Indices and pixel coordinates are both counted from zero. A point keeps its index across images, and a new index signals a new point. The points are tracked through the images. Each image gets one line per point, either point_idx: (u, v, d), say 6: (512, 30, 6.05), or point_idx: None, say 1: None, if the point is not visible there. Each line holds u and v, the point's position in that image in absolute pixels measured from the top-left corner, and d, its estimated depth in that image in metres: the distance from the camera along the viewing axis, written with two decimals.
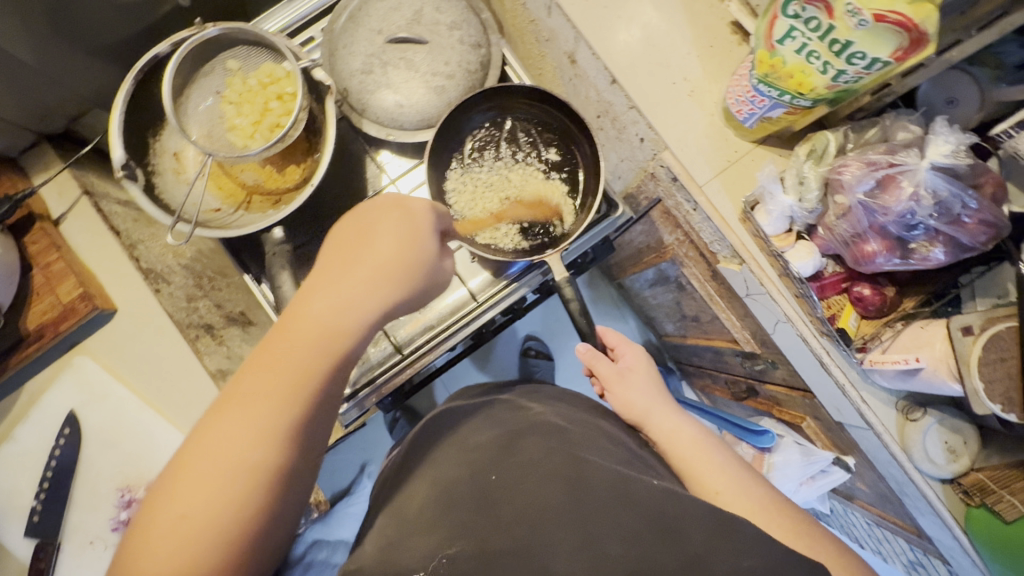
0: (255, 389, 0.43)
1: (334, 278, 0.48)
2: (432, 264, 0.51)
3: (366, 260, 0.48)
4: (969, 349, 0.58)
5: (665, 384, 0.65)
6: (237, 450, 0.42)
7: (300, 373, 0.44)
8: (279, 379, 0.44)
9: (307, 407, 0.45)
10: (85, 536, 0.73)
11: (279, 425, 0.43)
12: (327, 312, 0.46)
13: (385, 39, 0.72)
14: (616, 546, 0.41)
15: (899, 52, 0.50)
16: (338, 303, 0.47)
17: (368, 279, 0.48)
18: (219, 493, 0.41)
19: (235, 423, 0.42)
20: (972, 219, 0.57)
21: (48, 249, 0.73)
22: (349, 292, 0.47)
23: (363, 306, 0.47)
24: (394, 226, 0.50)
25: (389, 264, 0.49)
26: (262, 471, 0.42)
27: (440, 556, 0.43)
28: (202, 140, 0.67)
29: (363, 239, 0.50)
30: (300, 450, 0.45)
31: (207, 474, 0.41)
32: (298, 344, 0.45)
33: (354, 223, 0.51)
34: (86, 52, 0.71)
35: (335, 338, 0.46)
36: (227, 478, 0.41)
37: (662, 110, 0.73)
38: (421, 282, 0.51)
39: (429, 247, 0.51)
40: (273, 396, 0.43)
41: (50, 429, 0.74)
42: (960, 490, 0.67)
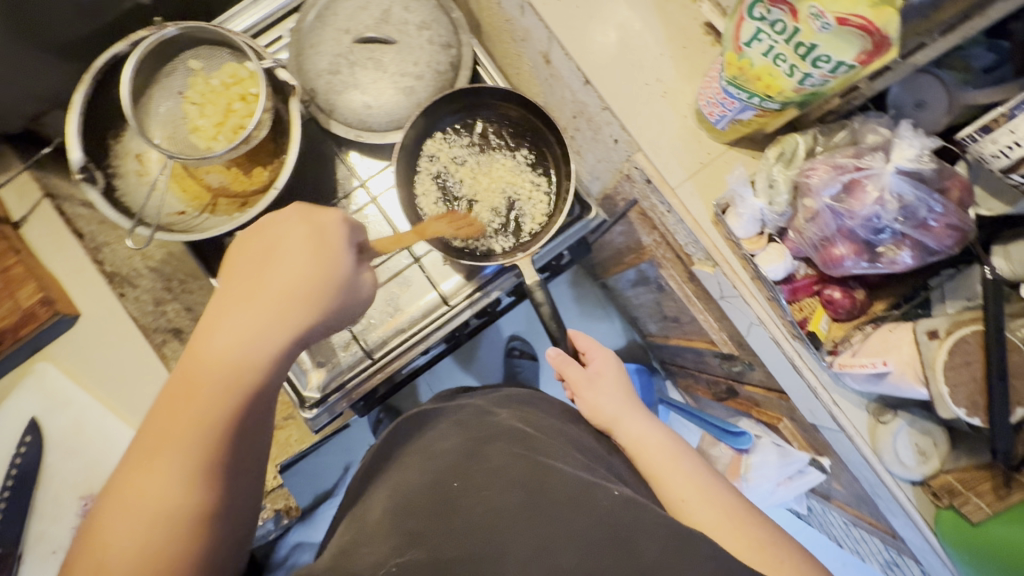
0: (165, 431, 0.44)
1: (240, 311, 0.48)
2: (342, 282, 0.52)
3: (268, 291, 0.49)
4: (934, 354, 0.58)
5: (634, 389, 0.65)
6: (159, 494, 0.43)
7: (212, 409, 0.45)
8: (193, 418, 0.45)
9: (223, 439, 0.45)
10: (47, 546, 0.71)
11: (196, 463, 0.44)
12: (236, 347, 0.47)
13: (353, 39, 0.71)
14: (568, 559, 0.40)
15: (863, 56, 0.50)
16: (245, 335, 0.47)
17: (274, 305, 0.49)
18: (142, 537, 0.42)
19: (150, 472, 0.43)
20: (938, 223, 0.58)
21: (5, 253, 0.71)
22: (254, 323, 0.48)
23: (273, 334, 0.48)
24: (298, 250, 0.51)
25: (295, 289, 0.49)
26: (184, 509, 0.44)
27: (389, 565, 0.42)
28: (164, 141, 0.66)
29: (267, 266, 0.50)
30: (225, 482, 0.46)
31: (128, 529, 0.42)
32: (208, 381, 0.46)
33: (258, 250, 0.51)
34: (46, 50, 0.69)
35: (246, 369, 0.47)
36: (147, 521, 0.42)
37: (635, 111, 0.73)
38: (332, 301, 0.51)
39: (337, 265, 0.52)
40: (186, 435, 0.44)
41: (11, 437, 0.72)
42: (930, 492, 0.67)
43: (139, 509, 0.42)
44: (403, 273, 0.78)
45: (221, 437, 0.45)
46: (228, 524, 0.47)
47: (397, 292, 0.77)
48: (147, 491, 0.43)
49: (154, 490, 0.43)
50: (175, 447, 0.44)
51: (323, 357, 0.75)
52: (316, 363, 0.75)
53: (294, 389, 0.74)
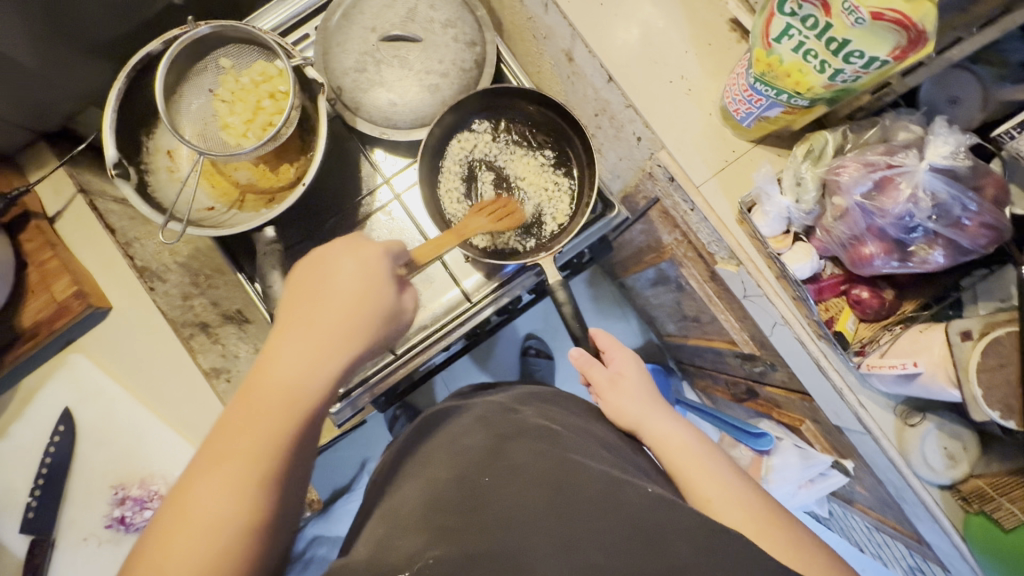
0: (230, 443, 0.42)
1: (301, 327, 0.48)
2: (391, 308, 0.53)
3: (327, 307, 0.49)
4: (967, 356, 0.57)
5: (655, 387, 0.65)
6: (220, 507, 0.40)
7: (273, 432, 0.43)
8: (254, 440, 0.43)
9: (283, 462, 0.43)
10: (80, 532, 0.73)
11: (257, 476, 0.42)
12: (298, 364, 0.46)
13: (379, 38, 0.72)
14: (599, 555, 0.40)
15: (897, 51, 0.49)
16: (307, 359, 0.47)
17: (331, 330, 0.49)
18: (196, 558, 0.39)
19: (213, 484, 0.41)
20: (973, 222, 0.56)
21: (43, 247, 0.74)
22: (315, 339, 0.48)
23: (333, 351, 0.48)
24: (352, 276, 0.52)
25: (353, 307, 0.50)
26: (239, 532, 0.40)
27: (425, 558, 0.41)
28: (195, 139, 0.67)
29: (323, 292, 0.50)
30: (279, 510, 0.43)
31: (186, 543, 0.39)
32: (270, 404, 0.44)
33: (312, 277, 0.52)
34: (81, 49, 0.71)
35: (306, 393, 0.46)
36: (204, 545, 0.39)
37: (659, 109, 0.72)
38: (381, 328, 0.52)
39: (386, 293, 0.53)
40: (248, 449, 0.42)
41: (45, 427, 0.74)
42: (960, 497, 0.66)
43: (193, 531, 0.39)
44: (426, 269, 0.78)
45: (282, 460, 0.43)
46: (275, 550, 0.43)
47: (419, 289, 0.78)
48: (202, 515, 0.40)
49: (211, 513, 0.40)
50: (238, 468, 0.42)
51: None
52: None
53: None
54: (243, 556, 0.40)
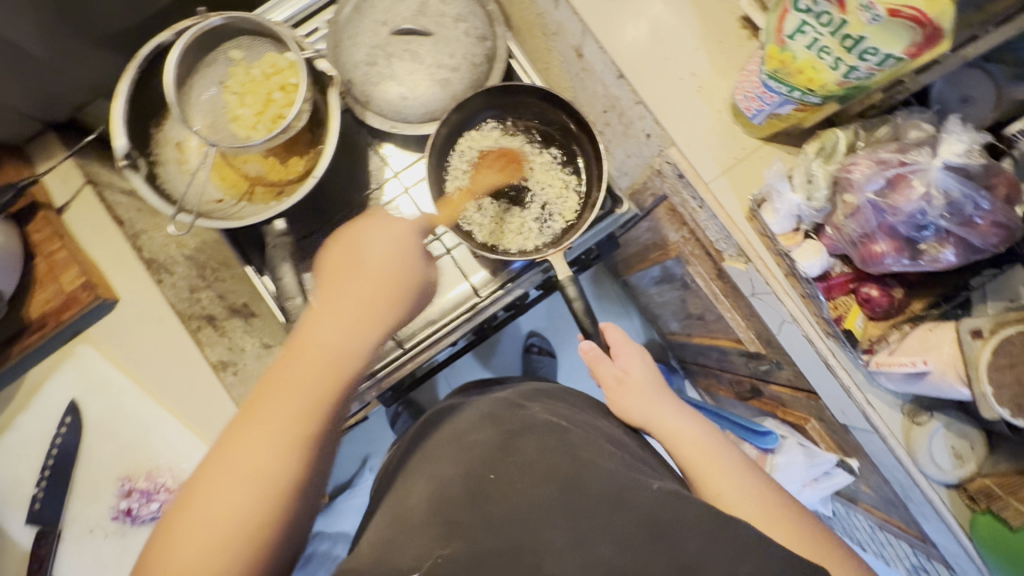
0: (272, 396, 0.43)
1: (338, 293, 0.50)
2: (421, 285, 0.54)
3: (364, 276, 0.51)
4: (977, 352, 0.57)
5: (665, 382, 0.65)
6: (262, 454, 0.41)
7: (315, 393, 0.44)
8: (297, 400, 0.43)
9: (323, 423, 0.44)
10: (84, 525, 0.73)
11: (300, 429, 0.43)
12: (339, 326, 0.47)
13: (390, 30, 0.72)
14: (608, 550, 0.40)
15: (913, 49, 0.49)
16: (346, 328, 0.47)
17: (368, 302, 0.49)
18: (238, 500, 0.40)
19: (257, 432, 0.42)
20: (985, 220, 0.56)
21: (52, 237, 0.74)
22: (350, 305, 0.49)
23: (370, 317, 0.49)
24: (383, 253, 0.53)
25: (388, 279, 0.51)
26: (282, 486, 0.41)
27: (433, 556, 0.41)
28: (206, 129, 0.67)
29: (358, 266, 0.51)
30: (317, 468, 0.44)
31: (231, 484, 0.40)
32: (312, 367, 0.45)
33: (347, 251, 0.53)
34: (89, 40, 0.71)
35: (347, 358, 0.46)
36: (248, 495, 0.40)
37: (669, 106, 0.72)
38: (413, 299, 0.53)
39: (415, 269, 0.54)
40: (291, 403, 0.43)
41: (52, 418, 0.74)
42: (966, 495, 0.66)
43: (238, 482, 0.40)
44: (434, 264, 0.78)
45: (322, 416, 0.44)
46: (310, 501, 0.44)
47: None
48: (247, 464, 0.41)
49: (256, 466, 0.41)
50: (282, 417, 0.43)
51: None
52: None
53: None
54: (283, 507, 0.41)
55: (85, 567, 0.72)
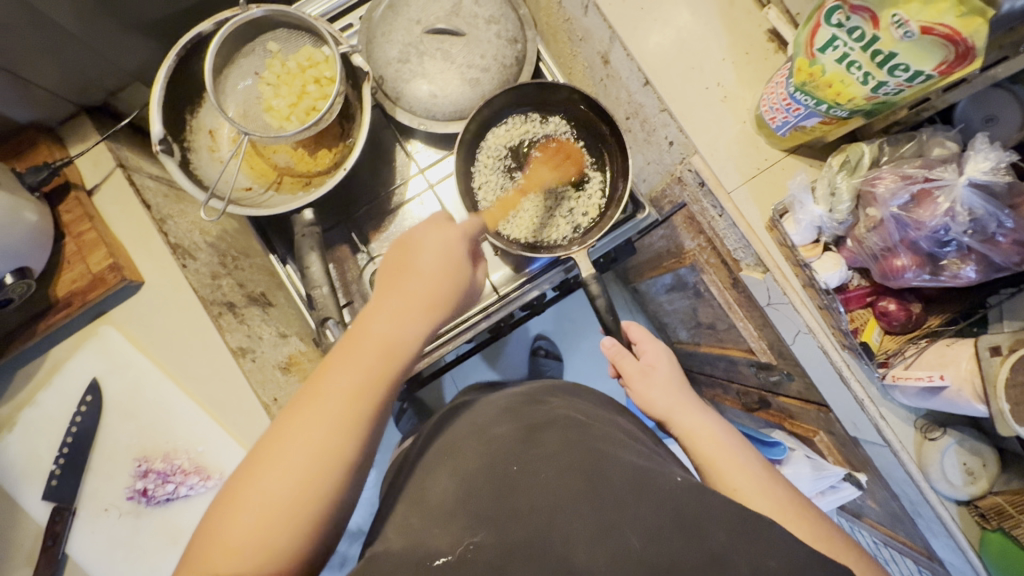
0: (328, 383, 0.43)
1: (393, 291, 0.49)
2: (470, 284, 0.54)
3: (418, 275, 0.50)
4: (996, 370, 0.57)
5: (688, 382, 0.65)
6: (317, 439, 0.41)
7: (370, 375, 0.44)
8: (355, 381, 0.43)
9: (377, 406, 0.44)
10: (100, 503, 0.74)
11: (354, 418, 0.42)
12: (392, 323, 0.47)
13: (423, 30, 0.74)
14: (637, 541, 0.41)
15: (943, 66, 0.49)
16: (404, 316, 0.48)
17: (424, 294, 0.49)
18: (294, 481, 0.40)
19: (312, 418, 0.41)
20: (1007, 238, 0.57)
21: (81, 218, 0.75)
22: (402, 302, 0.48)
23: (420, 314, 0.48)
24: (437, 252, 0.52)
25: (441, 279, 0.51)
26: (336, 464, 0.41)
27: (466, 542, 0.43)
28: (239, 119, 0.70)
29: (417, 261, 0.51)
30: (369, 450, 0.44)
31: (284, 465, 0.40)
32: (368, 352, 0.45)
33: (406, 247, 0.53)
34: (126, 26, 0.72)
35: (402, 344, 0.46)
36: (304, 470, 0.40)
37: (694, 114, 0.73)
38: (460, 299, 0.53)
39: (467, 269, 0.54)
40: (346, 391, 0.43)
41: (72, 396, 0.75)
42: (977, 513, 0.66)
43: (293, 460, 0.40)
44: None
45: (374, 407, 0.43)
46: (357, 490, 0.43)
47: None
48: (305, 440, 0.41)
49: (314, 440, 0.41)
50: (335, 405, 0.42)
51: None
52: None
53: None
54: (336, 484, 0.41)
55: (101, 544, 0.74)
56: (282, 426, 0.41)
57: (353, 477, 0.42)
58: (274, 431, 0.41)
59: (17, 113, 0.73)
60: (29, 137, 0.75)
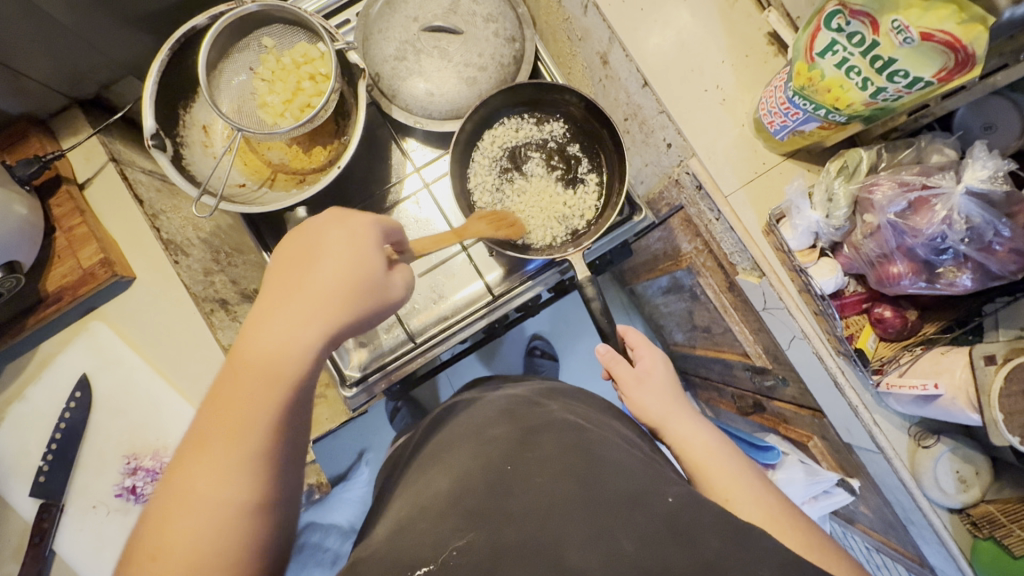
0: (214, 420, 0.41)
1: (282, 303, 0.46)
2: (380, 283, 0.49)
3: (311, 279, 0.47)
4: (990, 380, 0.57)
5: (683, 389, 0.65)
6: (209, 483, 0.39)
7: (258, 403, 0.42)
8: (242, 411, 0.41)
9: (268, 433, 0.42)
10: (89, 500, 0.73)
11: (247, 450, 0.41)
12: (280, 339, 0.44)
13: (420, 27, 0.74)
14: (629, 545, 0.40)
15: (943, 73, 0.49)
16: (291, 330, 0.44)
17: (314, 300, 0.46)
18: (192, 529, 0.38)
19: (201, 460, 0.40)
20: (1003, 247, 0.57)
21: (72, 212, 0.74)
22: (293, 314, 0.45)
23: (314, 323, 0.45)
24: (337, 250, 0.48)
25: (337, 283, 0.47)
26: (235, 503, 0.39)
27: (450, 547, 0.42)
28: (232, 114, 0.68)
29: (307, 268, 0.47)
30: (276, 473, 0.42)
31: (179, 515, 0.38)
32: (254, 372, 0.42)
33: (296, 254, 0.49)
34: (120, 19, 0.71)
35: (291, 362, 0.43)
36: (197, 515, 0.38)
37: (692, 116, 0.73)
38: (369, 298, 0.48)
39: (372, 267, 0.49)
40: (233, 423, 0.41)
41: (61, 392, 0.74)
42: (969, 521, 0.66)
43: (189, 507, 0.39)
44: (450, 261, 0.79)
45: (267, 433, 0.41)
46: (282, 518, 0.42)
47: (441, 278, 0.79)
48: (198, 485, 0.39)
49: (206, 482, 0.39)
50: (223, 440, 0.40)
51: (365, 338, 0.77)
52: (358, 343, 0.77)
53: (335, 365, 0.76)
54: (245, 523, 0.39)
55: (88, 541, 0.73)
56: (175, 473, 0.40)
57: (266, 509, 0.41)
58: (168, 478, 0.40)
59: (8, 105, 0.72)
60: (20, 130, 0.74)
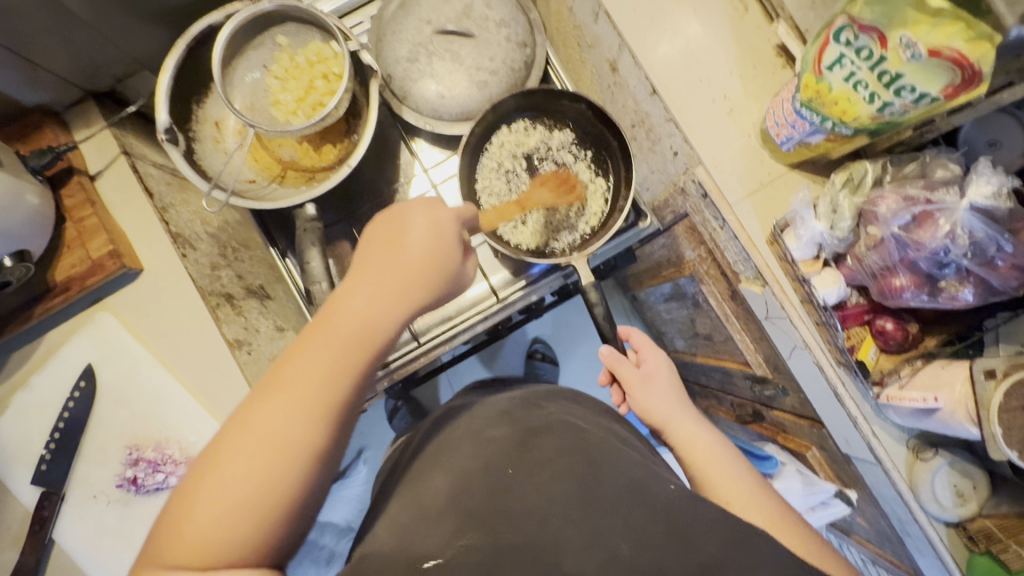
0: (298, 370, 0.40)
1: (374, 273, 0.45)
2: (456, 272, 0.50)
3: (403, 255, 0.46)
4: (989, 395, 0.57)
5: (687, 394, 0.65)
6: (283, 432, 0.38)
7: (345, 362, 0.41)
8: (327, 372, 0.40)
9: (346, 401, 0.41)
10: (89, 489, 0.74)
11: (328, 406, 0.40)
12: (371, 307, 0.43)
13: (433, 30, 0.74)
14: (626, 548, 0.41)
15: (950, 89, 0.49)
16: (383, 300, 0.44)
17: (404, 272, 0.46)
18: (258, 474, 0.37)
19: (278, 404, 0.38)
20: (1006, 263, 0.57)
21: (83, 204, 0.74)
22: (384, 285, 0.45)
23: (402, 298, 0.45)
24: (425, 233, 0.49)
25: (425, 261, 0.47)
26: (302, 461, 0.38)
27: (455, 545, 0.43)
28: (245, 111, 0.69)
29: (397, 245, 0.47)
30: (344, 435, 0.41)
31: (249, 456, 0.37)
32: (346, 332, 0.42)
33: (385, 227, 0.49)
34: (135, 13, 0.72)
35: (377, 334, 0.43)
36: (266, 461, 0.37)
37: (700, 125, 0.74)
38: (446, 285, 0.49)
39: (454, 254, 0.50)
40: (316, 377, 0.40)
41: (66, 381, 0.75)
42: (966, 536, 0.66)
43: (259, 452, 0.37)
44: None
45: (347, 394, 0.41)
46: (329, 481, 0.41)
47: None
48: (268, 433, 0.38)
49: (282, 430, 0.38)
50: (303, 389, 0.39)
51: None
52: None
53: None
54: (309, 475, 0.39)
55: (88, 531, 0.73)
56: (249, 414, 0.38)
57: (325, 467, 0.40)
58: (238, 419, 0.38)
59: (22, 95, 0.73)
60: (34, 120, 0.75)
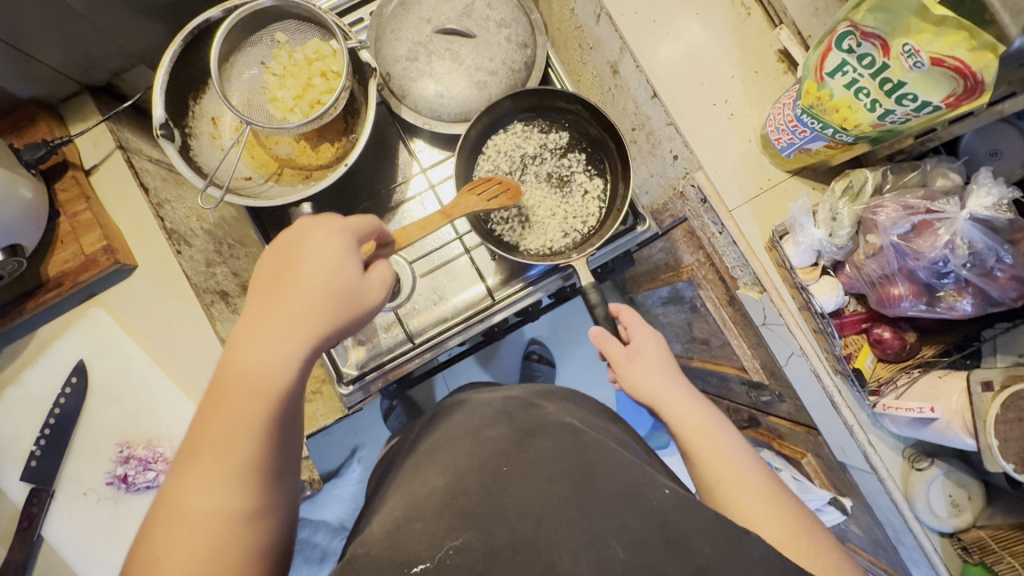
0: (203, 436, 0.40)
1: (260, 314, 0.44)
2: (355, 291, 0.46)
3: (289, 289, 0.44)
4: (986, 406, 0.57)
5: (676, 364, 0.64)
6: (196, 499, 0.39)
7: (244, 416, 0.41)
8: (229, 428, 0.40)
9: (263, 447, 0.41)
10: (79, 487, 0.73)
11: (238, 463, 0.40)
12: (260, 352, 0.42)
13: (433, 29, 0.74)
14: (621, 551, 0.42)
15: (952, 99, 0.49)
16: (271, 342, 0.42)
17: (292, 308, 0.44)
18: (187, 545, 0.38)
19: (193, 473, 0.40)
20: (1004, 274, 0.57)
21: (78, 198, 0.74)
22: (271, 328, 0.43)
23: (291, 336, 0.43)
24: (313, 257, 0.45)
25: (313, 289, 0.44)
26: (228, 516, 0.39)
27: (446, 547, 0.42)
28: (242, 107, 0.69)
29: (282, 279, 0.44)
30: (268, 481, 0.41)
31: (176, 529, 0.39)
32: (238, 386, 0.41)
33: (276, 259, 0.46)
34: (132, 8, 0.71)
35: (272, 378, 0.42)
36: (191, 531, 0.39)
37: (701, 129, 0.73)
38: (347, 306, 0.46)
39: (350, 273, 0.46)
40: (220, 437, 0.40)
41: (58, 376, 0.74)
42: (959, 546, 0.66)
43: (184, 524, 0.39)
44: (452, 262, 0.79)
45: (257, 446, 0.41)
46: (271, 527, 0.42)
47: (442, 280, 0.79)
48: (195, 500, 0.39)
49: (196, 498, 0.39)
50: (210, 454, 0.40)
51: (364, 336, 0.77)
52: (356, 341, 0.77)
53: (334, 363, 0.76)
54: (238, 534, 0.40)
55: (77, 528, 0.73)
56: (172, 488, 0.40)
57: (253, 519, 0.40)
58: (164, 495, 0.40)
59: (18, 88, 0.72)
60: (29, 113, 0.74)
